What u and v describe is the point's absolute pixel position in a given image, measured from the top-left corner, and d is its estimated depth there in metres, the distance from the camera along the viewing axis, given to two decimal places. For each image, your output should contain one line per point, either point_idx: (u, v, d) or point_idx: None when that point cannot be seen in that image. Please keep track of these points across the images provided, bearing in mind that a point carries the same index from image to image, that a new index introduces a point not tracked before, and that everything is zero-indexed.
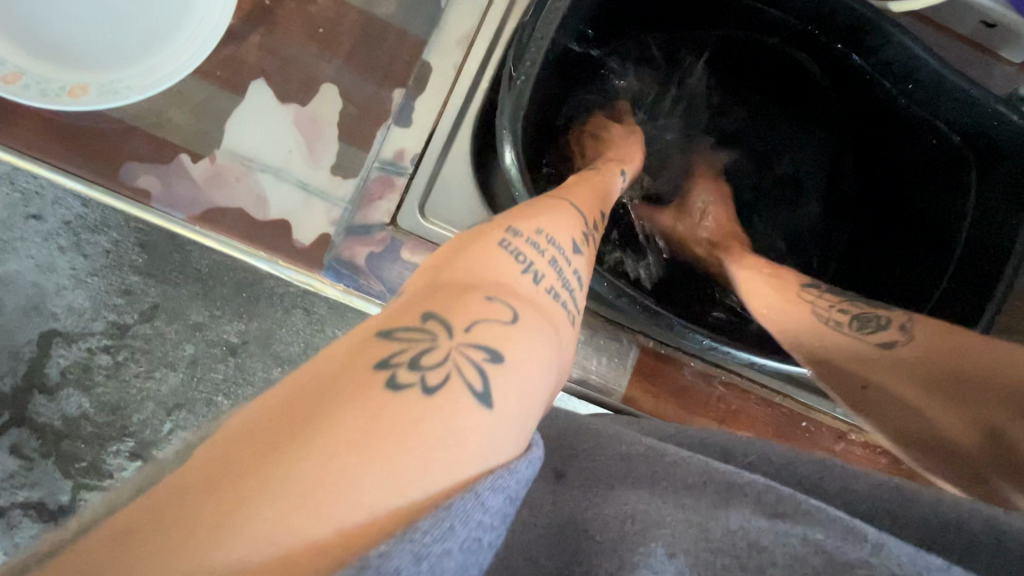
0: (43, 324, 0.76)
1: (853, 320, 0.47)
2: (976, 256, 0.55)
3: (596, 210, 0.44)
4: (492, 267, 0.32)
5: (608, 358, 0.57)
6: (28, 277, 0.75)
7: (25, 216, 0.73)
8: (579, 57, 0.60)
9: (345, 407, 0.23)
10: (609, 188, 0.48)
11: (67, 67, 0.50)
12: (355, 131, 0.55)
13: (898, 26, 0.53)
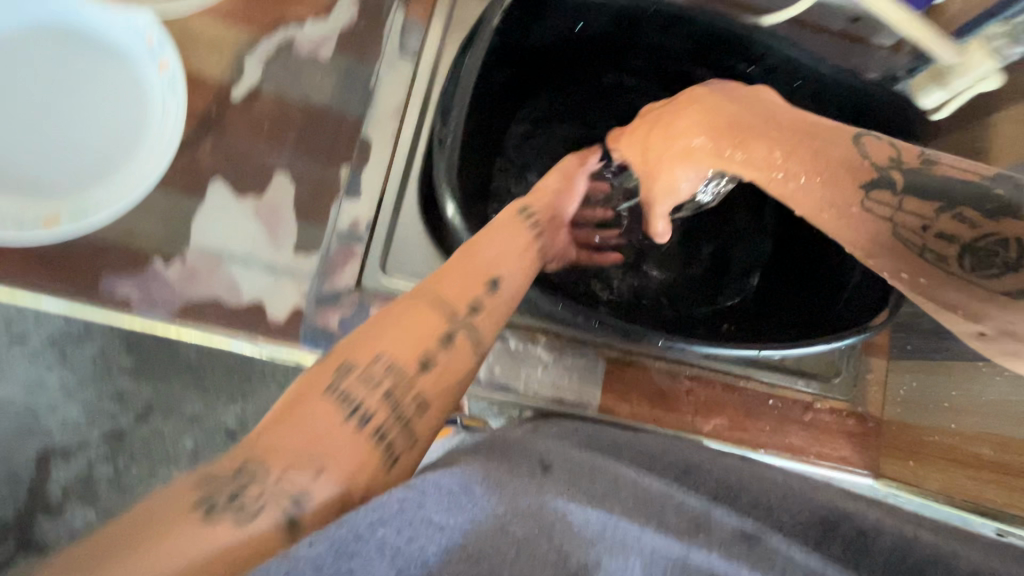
0: (40, 443, 0.78)
1: (962, 252, 0.43)
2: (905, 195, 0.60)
3: (478, 285, 0.42)
4: (322, 405, 0.33)
5: (579, 373, 0.61)
6: (21, 401, 0.77)
7: (10, 341, 0.77)
8: (501, 106, 0.66)
9: (162, 539, 0.26)
10: (498, 257, 0.45)
11: (38, 200, 0.55)
12: (311, 209, 0.60)
13: (773, 37, 0.61)
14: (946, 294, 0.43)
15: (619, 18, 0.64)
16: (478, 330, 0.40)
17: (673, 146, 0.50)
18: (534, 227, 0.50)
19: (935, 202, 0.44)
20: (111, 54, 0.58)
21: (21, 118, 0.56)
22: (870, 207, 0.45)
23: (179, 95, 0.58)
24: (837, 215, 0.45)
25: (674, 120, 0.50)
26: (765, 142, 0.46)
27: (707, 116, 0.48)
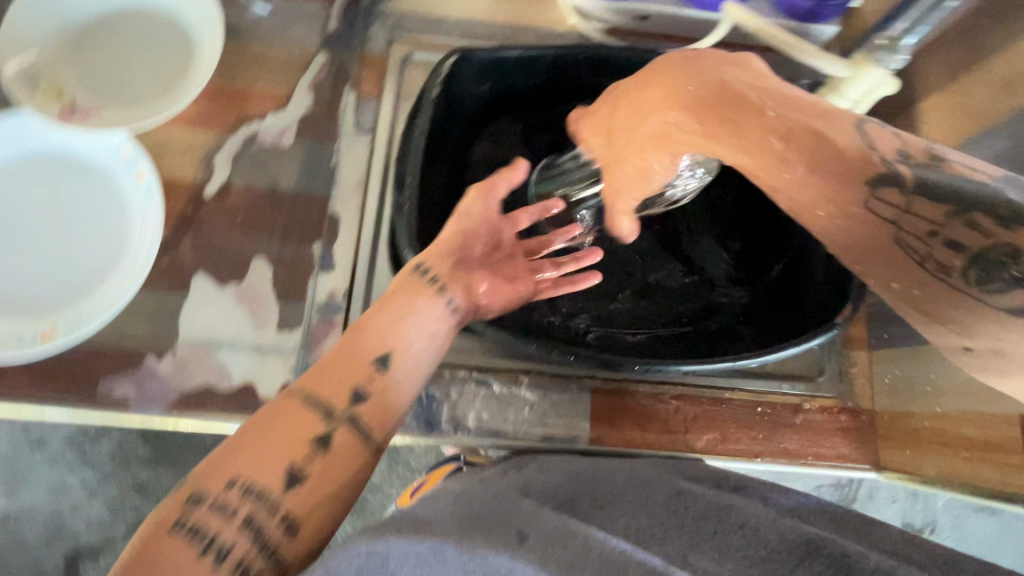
0: (68, 545, 0.81)
1: (969, 264, 0.39)
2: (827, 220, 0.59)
3: (362, 373, 0.42)
4: (166, 549, 0.33)
5: (565, 408, 0.62)
6: (46, 505, 0.80)
7: (30, 447, 0.79)
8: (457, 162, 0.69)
9: None
10: (383, 338, 0.44)
11: (34, 316, 0.59)
12: (290, 288, 0.63)
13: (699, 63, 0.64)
14: (944, 308, 0.42)
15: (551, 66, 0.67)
16: (364, 424, 0.40)
17: (653, 126, 0.46)
18: (430, 288, 0.47)
19: (947, 207, 0.40)
20: (92, 173, 0.63)
21: (13, 244, 0.61)
22: (876, 206, 0.41)
23: (156, 201, 0.62)
24: (836, 211, 0.42)
25: (652, 98, 0.46)
26: (751, 118, 0.42)
27: (686, 92, 0.44)
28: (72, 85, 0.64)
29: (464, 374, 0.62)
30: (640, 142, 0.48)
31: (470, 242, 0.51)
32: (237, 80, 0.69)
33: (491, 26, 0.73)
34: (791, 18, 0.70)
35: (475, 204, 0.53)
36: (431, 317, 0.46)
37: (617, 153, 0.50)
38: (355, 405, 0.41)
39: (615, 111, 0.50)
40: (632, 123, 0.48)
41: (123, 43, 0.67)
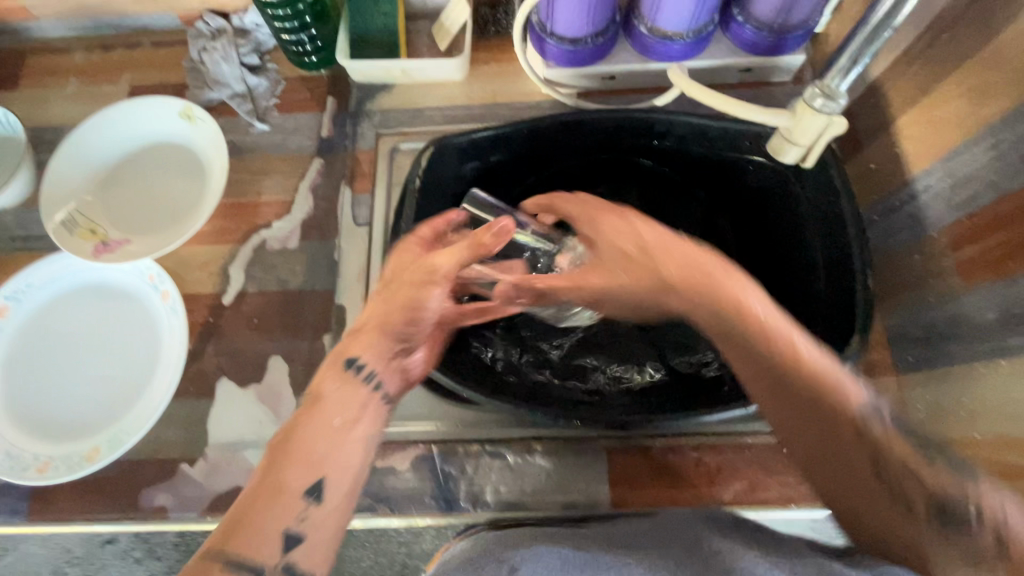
0: None
1: (932, 510, 0.41)
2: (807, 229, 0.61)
3: (293, 509, 0.41)
4: None
5: (582, 473, 0.61)
6: None
7: (100, 547, 0.81)
8: None
9: None
10: (309, 462, 0.43)
11: (82, 438, 0.64)
12: (305, 382, 0.66)
13: (667, 113, 0.65)
14: (910, 546, 0.42)
15: (528, 140, 0.69)
16: (298, 569, 0.40)
17: (693, 292, 0.50)
18: (364, 385, 0.49)
19: (911, 448, 0.43)
20: (124, 299, 0.70)
21: (64, 373, 0.67)
22: (867, 433, 0.43)
23: (180, 317, 0.68)
24: (811, 424, 0.45)
25: (699, 270, 0.50)
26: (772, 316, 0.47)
27: (726, 277, 0.49)
28: (105, 224, 0.72)
29: (478, 449, 0.63)
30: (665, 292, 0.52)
31: (408, 312, 0.53)
32: (245, 194, 0.75)
33: (469, 108, 0.78)
34: (755, 54, 0.72)
35: (420, 286, 0.55)
36: (363, 427, 0.47)
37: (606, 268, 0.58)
38: (290, 544, 0.41)
39: (637, 236, 0.54)
40: (667, 270, 0.51)
41: (144, 179, 0.75)
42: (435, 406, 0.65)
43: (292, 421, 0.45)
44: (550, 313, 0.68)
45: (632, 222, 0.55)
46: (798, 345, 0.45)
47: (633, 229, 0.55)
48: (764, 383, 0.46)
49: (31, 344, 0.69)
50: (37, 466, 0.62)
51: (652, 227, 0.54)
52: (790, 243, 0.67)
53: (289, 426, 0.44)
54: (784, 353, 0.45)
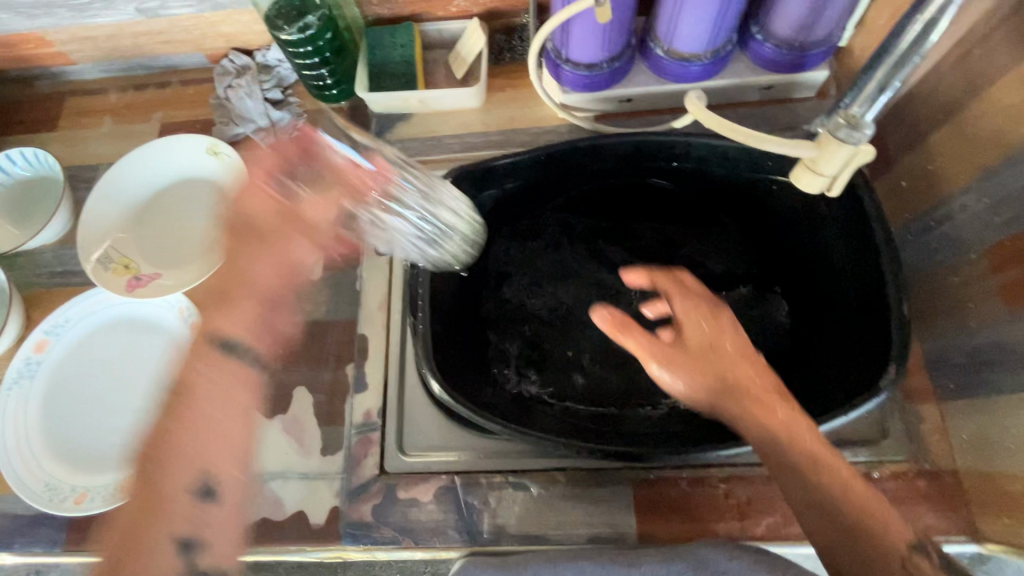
0: None
1: None
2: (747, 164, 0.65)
3: (168, 516, 0.57)
4: None
5: (607, 504, 0.60)
6: None
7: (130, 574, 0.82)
8: (478, 260, 0.72)
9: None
10: (216, 383, 0.63)
11: (116, 469, 0.66)
12: (329, 412, 0.67)
13: (685, 135, 0.64)
14: None
15: (547, 167, 0.69)
16: (207, 537, 0.58)
17: (751, 416, 0.50)
18: (252, 374, 0.64)
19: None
20: (156, 332, 0.72)
21: (100, 405, 0.70)
22: (913, 566, 0.43)
23: (209, 349, 0.69)
24: (868, 541, 0.44)
25: (760, 395, 0.51)
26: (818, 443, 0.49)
27: (782, 406, 0.50)
28: (138, 259, 0.74)
29: (501, 480, 0.62)
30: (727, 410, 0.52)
31: (284, 263, 0.69)
32: None
33: (486, 135, 0.78)
34: (776, 72, 0.70)
35: (262, 187, 0.67)
36: (245, 400, 0.66)
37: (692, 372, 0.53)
38: (214, 499, 0.58)
39: (705, 343, 0.53)
40: (730, 388, 0.52)
41: (174, 214, 0.77)
42: (458, 436, 0.65)
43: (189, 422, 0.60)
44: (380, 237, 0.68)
45: (714, 328, 0.54)
46: (841, 473, 0.47)
47: (711, 331, 0.54)
48: (818, 514, 0.46)
49: (69, 377, 0.71)
50: (75, 497, 0.64)
51: (725, 339, 0.54)
52: (825, 260, 0.65)
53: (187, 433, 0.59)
54: (834, 481, 0.46)
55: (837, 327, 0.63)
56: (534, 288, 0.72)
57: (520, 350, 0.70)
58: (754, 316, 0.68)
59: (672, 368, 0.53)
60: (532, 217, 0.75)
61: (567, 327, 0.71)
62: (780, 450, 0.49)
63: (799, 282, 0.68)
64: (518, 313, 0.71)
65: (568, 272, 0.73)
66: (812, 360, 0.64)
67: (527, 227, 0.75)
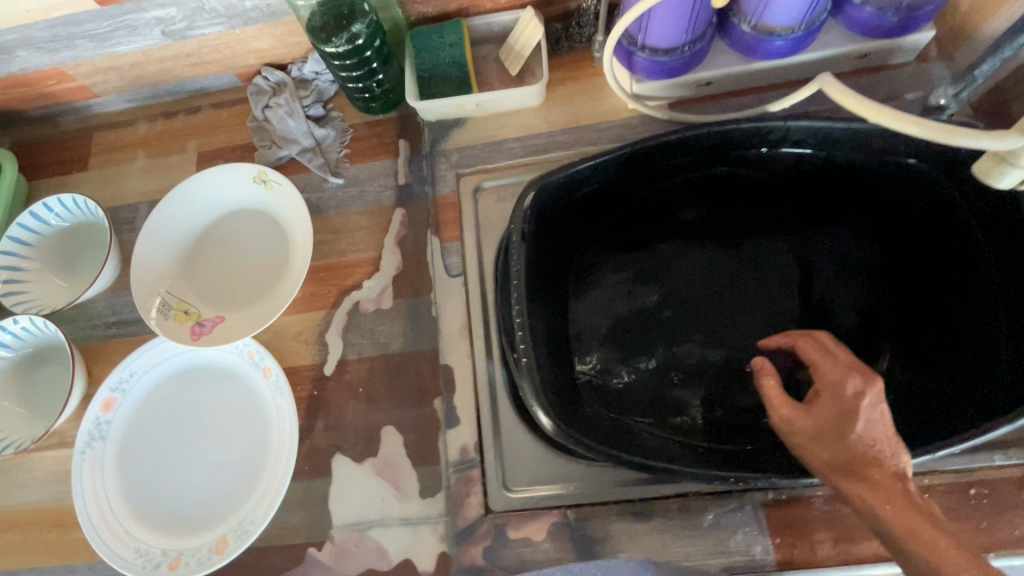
0: None
1: None
2: (856, 147, 0.60)
3: None
4: None
5: (736, 530, 0.56)
6: None
7: None
8: (554, 268, 0.66)
9: None
10: None
11: (206, 529, 0.63)
12: (422, 451, 0.63)
13: (784, 119, 0.58)
14: None
15: (631, 167, 0.63)
16: None
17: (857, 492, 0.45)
18: None
19: None
20: (228, 380, 0.68)
21: (179, 463, 0.66)
22: None
23: (287, 394, 0.65)
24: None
25: (876, 476, 0.45)
26: (914, 514, 0.43)
27: (881, 473, 0.45)
28: (197, 303, 0.70)
29: (618, 512, 0.58)
30: (836, 486, 0.47)
31: None
32: (330, 255, 0.72)
33: (552, 135, 0.72)
34: (875, 38, 0.63)
35: None
36: None
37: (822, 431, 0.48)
38: None
39: (830, 419, 0.49)
40: (844, 465, 0.46)
41: (228, 251, 0.73)
42: (564, 467, 0.61)
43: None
44: (289, 106, 0.75)
45: (838, 402, 0.49)
46: (940, 544, 0.41)
47: (834, 408, 0.49)
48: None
49: (144, 435, 0.68)
50: (170, 561, 0.62)
51: (850, 417, 0.47)
52: (948, 246, 0.60)
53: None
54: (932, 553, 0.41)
55: (970, 319, 0.58)
56: (628, 297, 0.67)
57: (615, 365, 0.65)
58: (875, 312, 0.63)
59: (801, 435, 0.50)
60: (608, 218, 0.69)
61: (669, 340, 0.65)
62: (881, 526, 0.44)
63: (918, 272, 0.63)
64: (612, 328, 0.66)
65: (661, 279, 0.68)
66: (944, 351, 0.59)
67: (604, 227, 0.69)
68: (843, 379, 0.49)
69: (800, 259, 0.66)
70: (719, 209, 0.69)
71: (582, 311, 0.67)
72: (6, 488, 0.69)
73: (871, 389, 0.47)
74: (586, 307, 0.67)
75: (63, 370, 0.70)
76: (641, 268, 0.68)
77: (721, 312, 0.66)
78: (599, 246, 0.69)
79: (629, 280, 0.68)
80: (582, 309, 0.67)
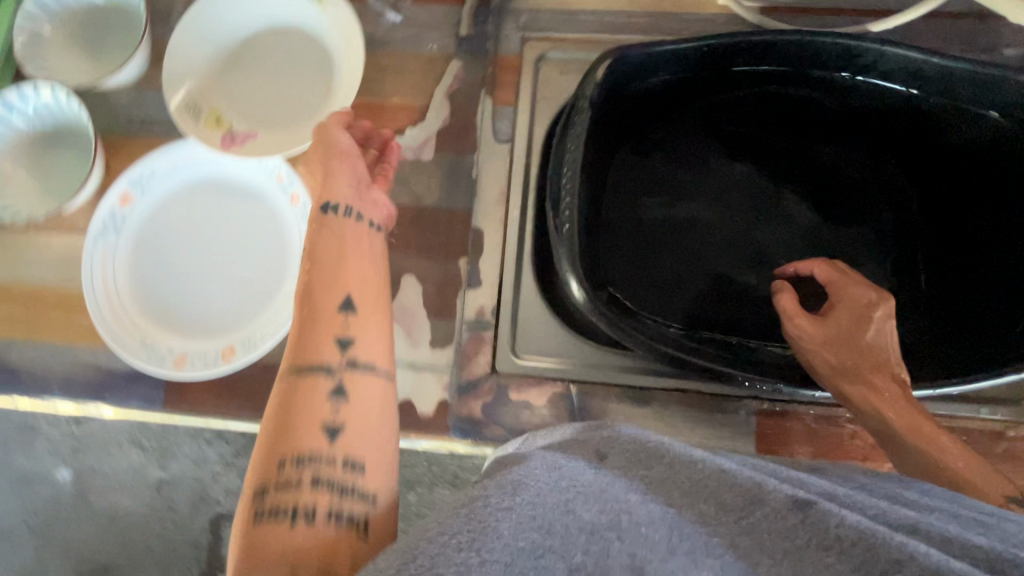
0: (209, 512, 0.84)
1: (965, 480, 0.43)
2: (945, 87, 0.57)
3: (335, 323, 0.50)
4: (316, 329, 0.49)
5: (726, 429, 0.59)
6: (188, 477, 0.82)
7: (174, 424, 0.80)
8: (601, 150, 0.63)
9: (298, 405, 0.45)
10: None
11: (216, 336, 0.64)
12: (440, 305, 0.64)
13: (883, 42, 0.55)
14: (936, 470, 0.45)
15: (707, 58, 0.59)
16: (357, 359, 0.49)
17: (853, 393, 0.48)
18: None
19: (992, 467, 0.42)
20: (253, 200, 0.67)
21: (195, 269, 0.66)
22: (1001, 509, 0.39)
23: None
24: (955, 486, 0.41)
25: (876, 378, 0.48)
26: (913, 410, 0.46)
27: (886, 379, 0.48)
28: (228, 112, 0.67)
29: (619, 394, 0.60)
30: (838, 388, 0.49)
31: None
32: (375, 95, 0.69)
33: (632, 16, 0.68)
34: None
35: None
36: None
37: (833, 337, 0.51)
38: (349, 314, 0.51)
39: (843, 328, 0.51)
40: (851, 369, 0.49)
41: (270, 64, 0.68)
42: (573, 345, 0.62)
43: (312, 343, 0.49)
44: None
45: (856, 314, 0.52)
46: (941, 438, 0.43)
47: (849, 317, 0.52)
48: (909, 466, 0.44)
49: (158, 237, 0.66)
50: (174, 358, 0.63)
51: (863, 326, 0.51)
52: (998, 209, 0.60)
53: (310, 320, 0.50)
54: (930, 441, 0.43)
55: (998, 280, 0.59)
56: (663, 198, 0.65)
57: (636, 261, 0.63)
58: (906, 260, 0.62)
59: (811, 341, 0.52)
60: (661, 115, 0.65)
61: (695, 249, 0.64)
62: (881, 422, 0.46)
63: (960, 229, 0.62)
64: (641, 225, 0.64)
65: (701, 190, 0.65)
66: (963, 305, 0.59)
67: (655, 124, 0.66)
68: (862, 292, 0.52)
69: (844, 197, 0.65)
70: (778, 130, 0.66)
71: (613, 202, 0.64)
72: (10, 261, 0.68)
73: (884, 304, 0.51)
74: (619, 200, 0.65)
75: (81, 155, 0.67)
76: (683, 173, 0.66)
77: (753, 231, 0.64)
78: (644, 142, 0.66)
79: (668, 181, 0.65)
80: (614, 201, 0.64)
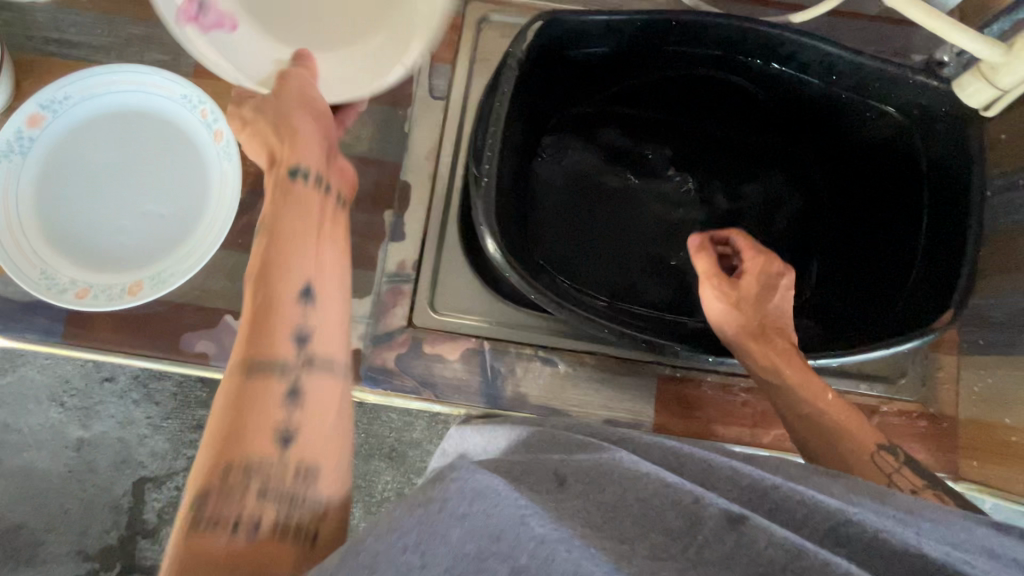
0: (133, 473, 0.80)
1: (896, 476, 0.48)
2: (849, 80, 0.60)
3: (304, 238, 0.45)
4: (286, 248, 0.44)
5: (629, 390, 0.61)
6: (113, 435, 0.80)
7: (100, 381, 0.79)
8: (536, 114, 0.65)
9: (265, 310, 0.42)
10: None
11: (124, 271, 0.61)
12: (360, 255, 0.63)
13: (801, 33, 0.57)
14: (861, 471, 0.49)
15: (639, 33, 0.60)
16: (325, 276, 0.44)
17: (760, 350, 0.54)
18: None
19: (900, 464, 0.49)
20: (173, 134, 0.64)
21: (108, 199, 0.63)
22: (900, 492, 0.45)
23: (234, 161, 0.62)
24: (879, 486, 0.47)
25: (773, 337, 0.54)
26: (808, 372, 0.52)
27: (787, 345, 0.54)
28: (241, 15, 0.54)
29: (531, 353, 0.62)
30: (744, 344, 0.55)
31: None
32: None
33: None
34: None
35: None
36: None
37: (745, 301, 0.56)
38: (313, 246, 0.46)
39: (750, 293, 0.56)
40: (757, 327, 0.55)
41: (319, 1, 0.56)
42: (488, 303, 0.64)
43: (275, 240, 0.44)
44: None
45: (764, 282, 0.57)
46: (833, 409, 0.51)
47: (761, 283, 0.57)
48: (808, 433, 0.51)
49: (69, 165, 0.63)
50: (75, 290, 0.60)
51: (771, 289, 0.57)
52: (895, 198, 0.64)
53: (269, 270, 0.43)
54: (820, 400, 0.51)
55: (887, 265, 0.63)
56: (596, 163, 0.68)
57: (565, 220, 0.66)
58: (810, 238, 0.68)
59: (727, 299, 0.56)
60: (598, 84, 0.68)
61: (622, 213, 0.67)
62: (778, 377, 0.53)
63: (864, 214, 0.66)
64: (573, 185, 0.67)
65: (634, 158, 0.69)
66: (854, 284, 0.65)
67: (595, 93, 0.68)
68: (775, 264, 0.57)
69: (761, 175, 0.69)
70: (706, 109, 0.69)
71: (549, 165, 0.67)
72: None
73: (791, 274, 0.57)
74: (554, 162, 0.67)
75: None
76: (617, 143, 0.69)
77: (675, 201, 0.68)
78: (582, 109, 0.68)
79: (602, 149, 0.68)
80: (550, 163, 0.67)
